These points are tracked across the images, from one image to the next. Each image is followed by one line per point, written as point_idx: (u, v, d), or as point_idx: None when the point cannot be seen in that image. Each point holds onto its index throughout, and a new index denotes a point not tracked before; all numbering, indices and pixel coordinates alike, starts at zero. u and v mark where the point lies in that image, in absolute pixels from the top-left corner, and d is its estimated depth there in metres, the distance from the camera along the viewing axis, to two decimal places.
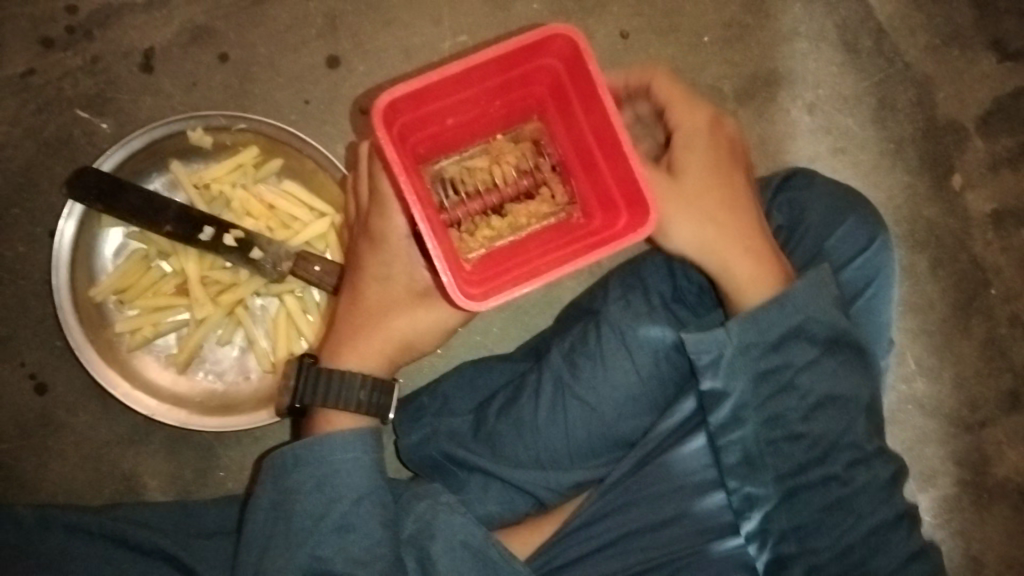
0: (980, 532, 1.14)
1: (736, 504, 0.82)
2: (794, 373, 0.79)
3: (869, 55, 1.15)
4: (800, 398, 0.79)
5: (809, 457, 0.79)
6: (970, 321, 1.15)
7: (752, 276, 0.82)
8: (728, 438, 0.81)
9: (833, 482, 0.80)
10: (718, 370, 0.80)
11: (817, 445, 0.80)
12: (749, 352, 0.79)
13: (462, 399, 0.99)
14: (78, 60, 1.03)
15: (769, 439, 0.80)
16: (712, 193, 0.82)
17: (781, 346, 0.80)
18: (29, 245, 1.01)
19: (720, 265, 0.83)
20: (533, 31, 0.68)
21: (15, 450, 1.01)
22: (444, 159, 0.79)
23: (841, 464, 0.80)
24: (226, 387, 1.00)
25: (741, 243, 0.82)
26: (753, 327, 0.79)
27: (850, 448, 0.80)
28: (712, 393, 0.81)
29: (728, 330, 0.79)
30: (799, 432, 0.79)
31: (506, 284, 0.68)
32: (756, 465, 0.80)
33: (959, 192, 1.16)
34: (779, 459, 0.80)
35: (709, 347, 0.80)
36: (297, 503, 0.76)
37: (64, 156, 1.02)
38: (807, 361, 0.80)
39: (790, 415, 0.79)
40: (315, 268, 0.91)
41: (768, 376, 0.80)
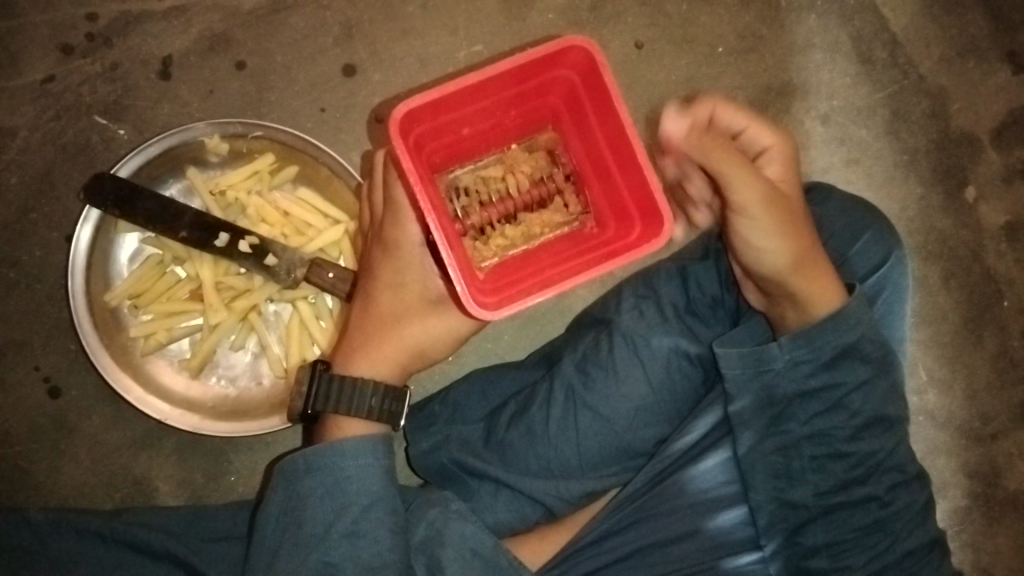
0: (990, 544, 1.14)
1: (765, 520, 0.83)
2: (844, 394, 0.79)
3: (883, 66, 1.15)
4: (849, 416, 0.80)
5: (851, 475, 0.80)
6: (982, 333, 1.15)
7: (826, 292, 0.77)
8: (761, 455, 0.82)
9: (873, 503, 0.81)
10: (750, 390, 0.80)
11: (861, 464, 0.80)
12: (799, 367, 0.78)
13: (473, 406, 0.99)
14: (97, 66, 1.04)
15: (813, 455, 0.81)
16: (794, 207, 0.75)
17: (834, 365, 0.79)
18: (45, 250, 1.02)
19: (805, 283, 0.76)
20: (550, 42, 0.68)
21: (28, 452, 1.01)
22: (458, 168, 0.79)
23: (883, 485, 0.81)
24: (239, 393, 1.00)
25: (819, 258, 0.76)
26: (804, 345, 0.78)
27: (893, 471, 0.81)
28: (745, 410, 0.82)
29: (780, 346, 0.78)
30: (846, 450, 0.80)
31: (520, 293, 0.68)
32: (795, 478, 0.81)
33: (973, 204, 1.15)
34: (821, 476, 0.81)
35: (760, 362, 0.79)
36: (307, 509, 0.76)
37: (82, 162, 1.03)
38: (857, 381, 0.80)
39: (836, 434, 0.80)
40: (329, 275, 0.92)
41: (818, 394, 0.80)
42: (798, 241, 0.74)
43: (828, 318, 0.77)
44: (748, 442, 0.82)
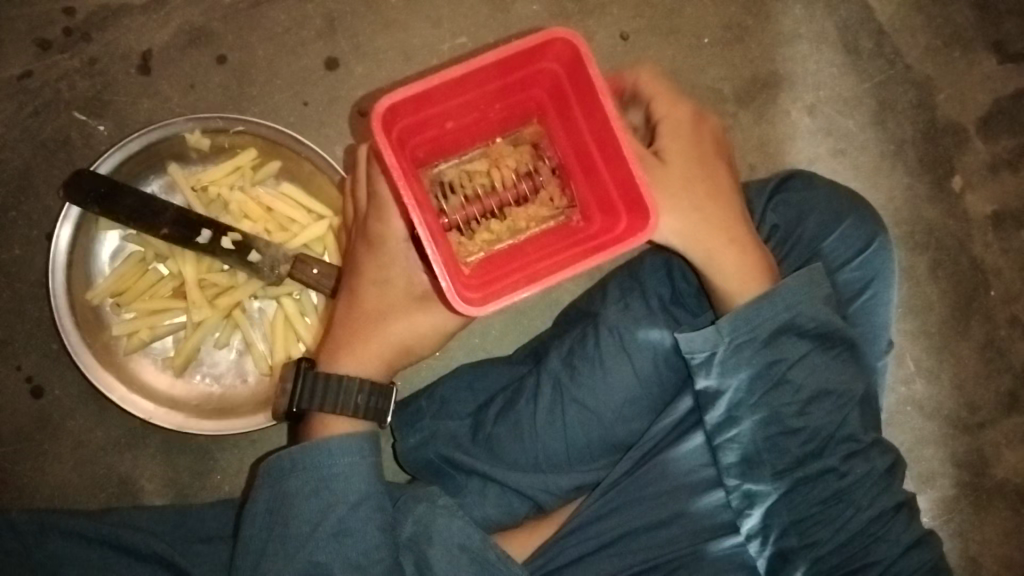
0: (978, 533, 1.14)
1: (736, 502, 0.83)
2: (786, 368, 0.79)
3: (869, 56, 1.15)
4: (794, 392, 0.79)
5: (805, 451, 0.80)
6: (969, 323, 1.15)
7: (741, 274, 0.81)
8: (725, 436, 0.82)
9: (831, 475, 0.80)
10: (707, 368, 0.80)
11: (815, 438, 0.80)
12: (740, 351, 0.79)
13: (461, 400, 0.97)
14: (75, 62, 1.02)
15: (766, 436, 0.80)
16: (697, 179, 0.80)
17: (772, 342, 0.79)
18: (25, 248, 1.01)
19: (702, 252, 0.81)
20: (533, 34, 0.67)
21: (10, 453, 1.00)
22: (443, 162, 0.78)
23: (839, 456, 0.80)
24: (223, 390, 0.99)
25: (723, 227, 0.81)
26: (744, 325, 0.78)
27: (847, 441, 0.81)
28: (706, 391, 0.81)
29: (718, 329, 0.79)
30: (796, 426, 0.79)
31: (506, 289, 0.68)
32: (754, 462, 0.81)
33: (959, 194, 1.15)
34: (776, 455, 0.80)
35: (700, 345, 0.80)
36: (294, 509, 0.75)
37: (61, 158, 1.01)
38: (797, 356, 0.79)
39: (784, 411, 0.79)
40: (313, 271, 0.91)
41: (760, 374, 0.79)
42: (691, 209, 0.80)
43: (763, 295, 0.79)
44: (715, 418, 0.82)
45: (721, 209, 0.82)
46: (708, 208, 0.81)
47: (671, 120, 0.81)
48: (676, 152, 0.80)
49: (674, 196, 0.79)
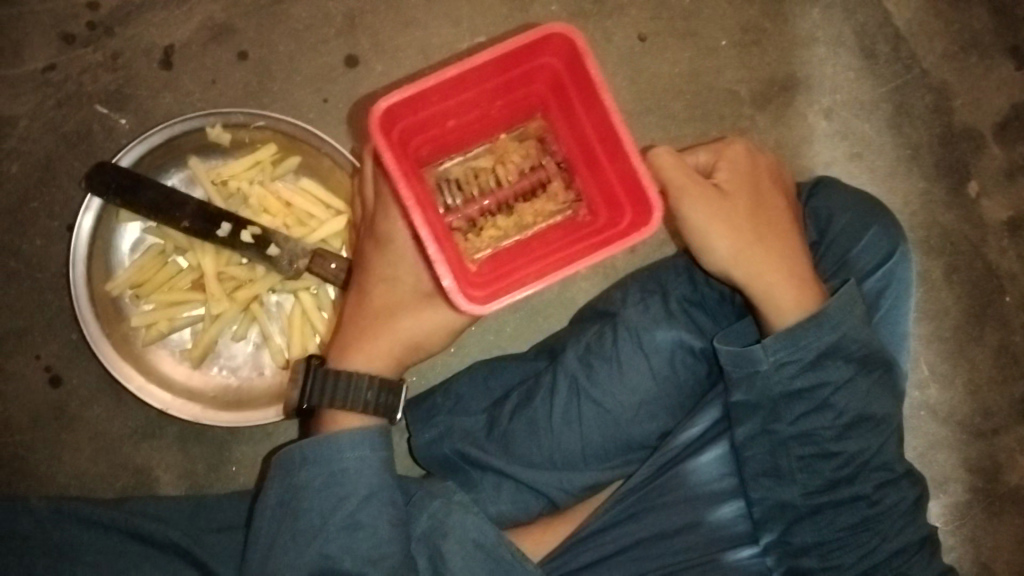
0: (990, 539, 1.14)
1: (759, 513, 0.84)
2: (830, 392, 0.79)
3: (887, 60, 1.15)
4: (834, 416, 0.80)
5: (838, 475, 0.81)
6: (984, 328, 1.15)
7: (792, 297, 0.80)
8: (753, 449, 0.83)
9: (861, 502, 0.81)
10: (743, 386, 0.80)
11: (849, 463, 0.81)
12: (785, 368, 0.79)
13: (476, 398, 0.98)
14: (99, 56, 1.03)
15: (801, 455, 0.81)
16: (757, 215, 0.81)
17: (817, 364, 0.79)
18: (46, 239, 1.02)
19: (756, 282, 0.80)
20: (528, 31, 0.68)
21: (28, 442, 1.01)
22: (448, 160, 0.79)
23: (871, 484, 0.81)
24: (240, 382, 1.00)
25: (774, 253, 0.81)
26: (788, 345, 0.78)
27: (881, 469, 0.82)
28: (741, 404, 0.82)
29: (765, 347, 0.78)
30: (832, 450, 0.80)
31: (511, 285, 0.68)
32: (783, 477, 0.82)
33: (975, 199, 1.15)
34: (809, 475, 0.81)
35: (745, 364, 0.79)
36: (306, 501, 0.76)
37: (83, 151, 1.02)
38: (842, 379, 0.79)
39: (824, 434, 0.80)
40: (331, 265, 0.91)
41: (803, 394, 0.79)
42: (748, 238, 0.80)
43: (810, 318, 0.78)
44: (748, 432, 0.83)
45: (776, 238, 0.81)
46: (764, 237, 0.80)
47: (732, 158, 0.82)
48: (734, 185, 0.81)
49: (731, 226, 0.79)
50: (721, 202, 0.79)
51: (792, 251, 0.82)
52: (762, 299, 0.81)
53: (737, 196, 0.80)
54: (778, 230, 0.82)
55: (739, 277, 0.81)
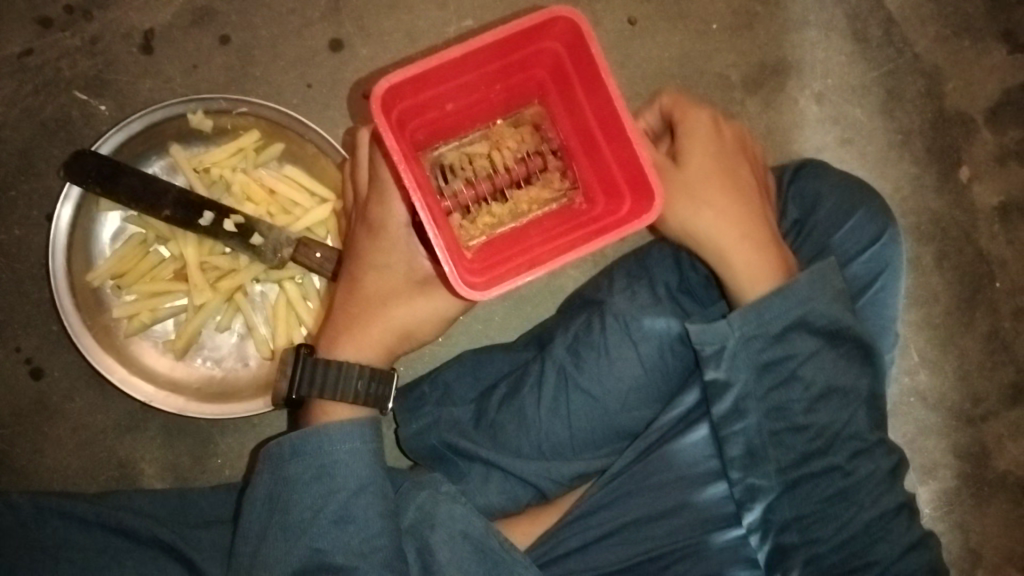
0: (978, 524, 1.14)
1: (738, 495, 0.82)
2: (796, 365, 0.79)
3: (878, 44, 1.14)
4: (803, 389, 0.79)
5: (811, 447, 0.79)
6: (974, 314, 1.14)
7: (754, 273, 0.80)
8: (731, 429, 0.81)
9: (836, 472, 0.80)
10: (715, 362, 0.80)
11: (820, 436, 0.79)
12: (751, 343, 0.78)
13: (464, 387, 0.97)
14: (76, 40, 1.01)
15: (773, 431, 0.80)
16: (712, 184, 0.80)
17: (783, 338, 0.78)
18: (24, 229, 1.00)
19: (719, 259, 0.81)
20: (532, 14, 0.66)
21: (9, 435, 0.99)
22: (443, 145, 0.77)
23: (844, 454, 0.80)
24: (225, 374, 0.99)
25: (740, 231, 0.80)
26: (754, 319, 0.78)
27: (854, 438, 0.80)
28: (716, 381, 0.81)
29: (729, 322, 0.78)
30: (802, 423, 0.79)
31: (509, 273, 0.67)
32: (758, 457, 0.80)
33: (966, 184, 1.15)
34: (782, 452, 0.80)
35: (713, 338, 0.79)
36: (295, 493, 0.75)
37: (62, 138, 1.00)
38: (808, 352, 0.79)
39: (792, 408, 0.79)
40: (316, 254, 0.90)
41: (773, 367, 0.79)
42: (713, 216, 0.80)
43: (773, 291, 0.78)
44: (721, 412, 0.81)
45: (740, 211, 0.80)
46: (725, 211, 0.80)
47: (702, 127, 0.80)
48: (700, 159, 0.80)
49: (693, 203, 0.80)
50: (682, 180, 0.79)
51: (756, 223, 0.81)
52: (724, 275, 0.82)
53: (701, 170, 0.79)
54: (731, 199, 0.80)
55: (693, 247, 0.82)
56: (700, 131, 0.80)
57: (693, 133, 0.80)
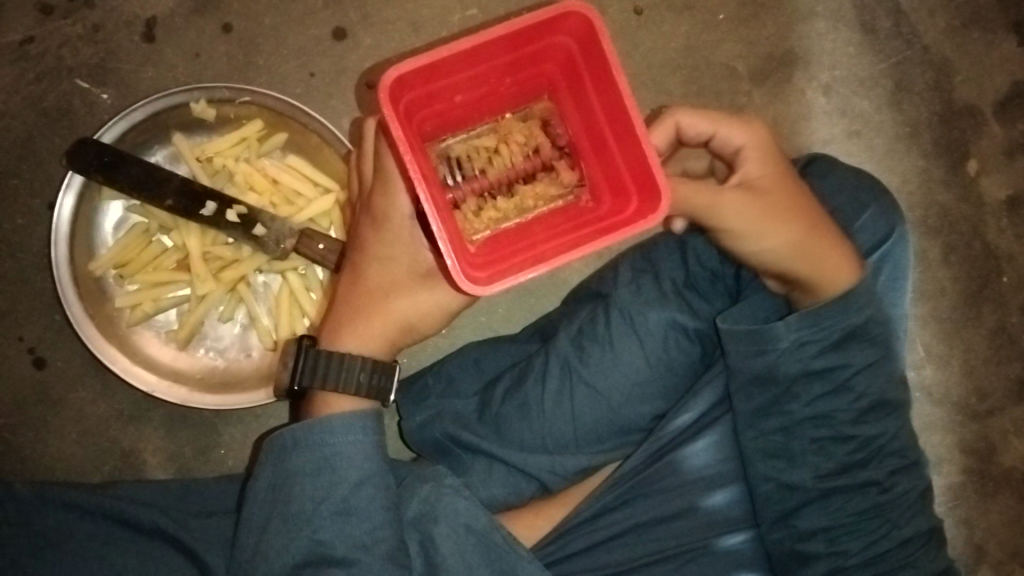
0: (983, 520, 1.13)
1: (768, 492, 0.83)
2: (850, 374, 0.78)
3: (886, 35, 1.13)
4: (853, 399, 0.79)
5: (852, 459, 0.80)
6: (980, 309, 1.13)
7: (829, 273, 0.76)
8: (760, 429, 0.82)
9: (873, 487, 0.80)
10: (752, 364, 0.78)
11: (863, 448, 0.80)
12: (805, 348, 0.76)
13: (468, 379, 0.97)
14: (78, 28, 1.00)
15: (814, 438, 0.80)
16: (781, 202, 0.73)
17: (841, 345, 0.77)
18: (27, 218, 1.00)
19: (810, 269, 0.75)
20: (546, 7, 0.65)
21: (13, 424, 0.99)
22: (451, 137, 0.77)
23: (885, 470, 0.80)
24: (227, 365, 0.98)
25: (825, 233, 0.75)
26: (811, 324, 0.75)
27: (895, 455, 0.81)
28: (743, 384, 0.80)
29: (787, 325, 0.75)
30: (848, 433, 0.80)
31: (512, 269, 0.66)
32: (795, 458, 0.81)
33: (974, 178, 1.14)
34: (822, 458, 0.80)
35: (764, 341, 0.77)
36: (296, 485, 0.74)
37: (65, 126, 1.00)
38: (864, 362, 0.78)
39: (839, 417, 0.79)
40: (319, 246, 0.89)
41: (822, 375, 0.78)
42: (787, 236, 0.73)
43: (839, 297, 0.75)
44: (747, 420, 0.82)
45: (804, 225, 0.74)
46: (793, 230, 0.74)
47: (756, 141, 0.72)
48: (766, 178, 0.72)
49: (777, 221, 0.73)
50: (761, 204, 0.72)
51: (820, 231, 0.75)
52: (815, 282, 0.76)
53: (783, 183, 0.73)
54: (796, 211, 0.74)
55: (792, 267, 0.75)
56: (743, 148, 0.73)
57: (750, 153, 0.72)
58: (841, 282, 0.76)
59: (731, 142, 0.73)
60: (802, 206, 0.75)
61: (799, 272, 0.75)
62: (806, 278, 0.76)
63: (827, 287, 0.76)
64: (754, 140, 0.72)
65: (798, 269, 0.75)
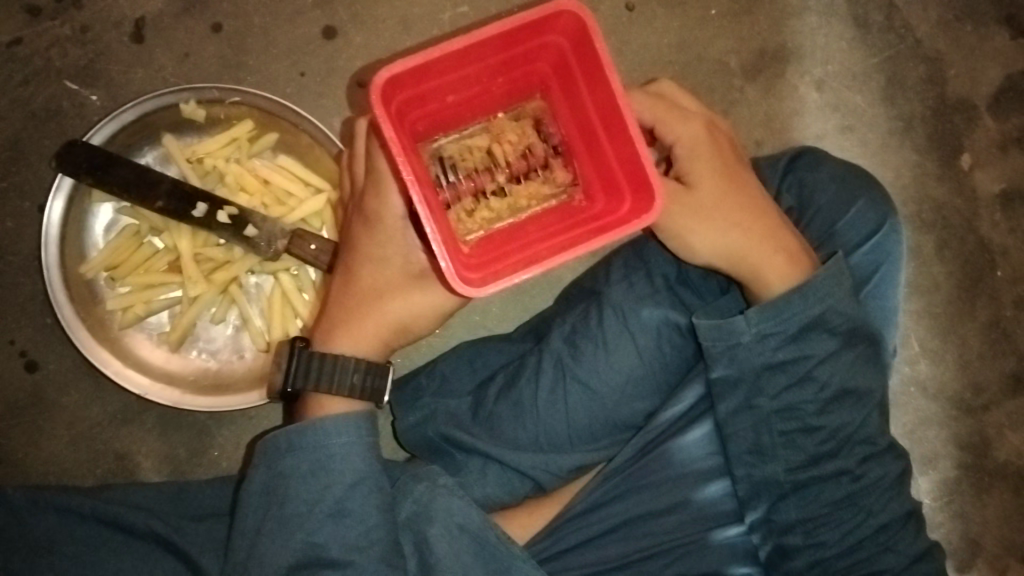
0: (979, 514, 1.14)
1: (743, 492, 0.83)
2: (813, 365, 0.78)
3: (879, 30, 1.12)
4: (818, 389, 0.78)
5: (821, 450, 0.79)
6: (975, 303, 1.13)
7: (769, 270, 0.78)
8: (738, 423, 0.81)
9: (845, 476, 0.80)
10: (725, 360, 0.78)
11: (832, 438, 0.79)
12: (766, 341, 0.77)
13: (461, 379, 0.96)
14: (66, 29, 1.00)
15: (783, 431, 0.80)
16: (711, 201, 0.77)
17: (800, 337, 0.77)
18: (17, 220, 0.99)
19: (743, 267, 0.79)
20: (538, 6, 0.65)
21: (5, 429, 0.99)
22: (443, 137, 0.76)
23: (855, 458, 0.80)
24: (220, 366, 0.98)
25: (768, 232, 0.79)
26: (771, 317, 0.76)
27: (864, 443, 0.81)
28: (724, 379, 0.80)
29: (747, 319, 0.76)
30: (815, 425, 0.79)
31: (507, 269, 0.66)
32: (767, 454, 0.81)
33: (968, 171, 1.13)
34: (791, 452, 0.80)
35: (726, 336, 0.77)
36: (291, 488, 0.74)
37: (54, 128, 0.99)
38: (825, 353, 0.78)
39: (806, 408, 0.79)
40: (311, 246, 0.89)
41: (785, 367, 0.78)
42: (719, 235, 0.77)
43: (794, 289, 0.76)
44: (727, 410, 0.81)
45: (737, 225, 0.78)
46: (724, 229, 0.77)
47: (688, 141, 0.75)
48: (706, 174, 0.77)
49: (704, 221, 0.77)
50: (687, 203, 0.76)
51: (755, 230, 0.78)
52: (754, 280, 0.79)
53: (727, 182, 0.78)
54: (728, 210, 0.77)
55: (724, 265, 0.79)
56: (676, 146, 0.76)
57: (683, 151, 0.76)
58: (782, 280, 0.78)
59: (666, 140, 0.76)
60: (738, 203, 0.78)
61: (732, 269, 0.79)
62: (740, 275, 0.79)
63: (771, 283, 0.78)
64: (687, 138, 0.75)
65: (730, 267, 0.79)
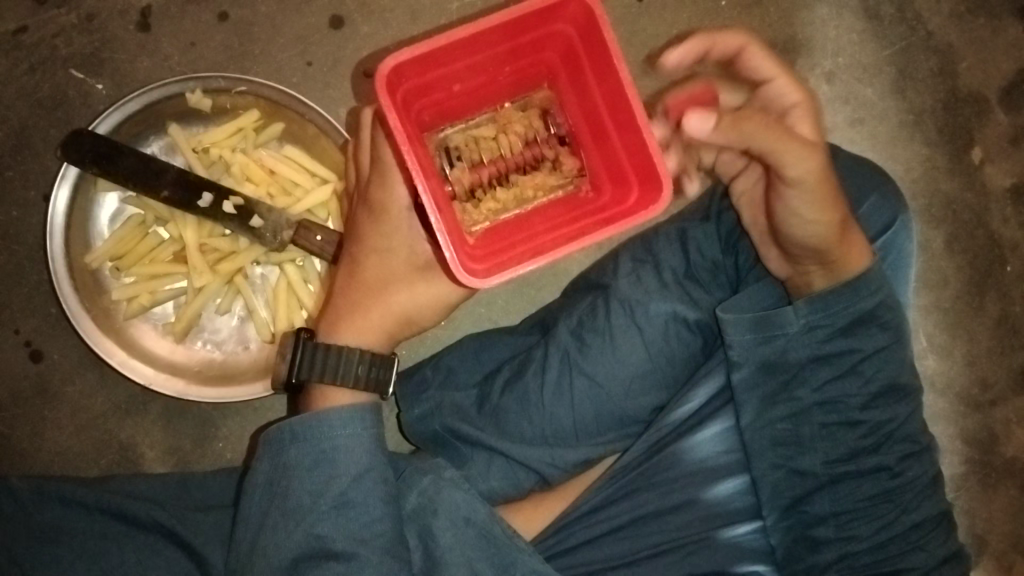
0: (985, 511, 1.13)
1: (766, 491, 0.83)
2: (859, 359, 0.77)
3: (890, 22, 1.11)
4: (862, 383, 0.78)
5: (862, 445, 0.79)
6: (984, 299, 1.13)
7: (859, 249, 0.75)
8: (768, 420, 0.81)
9: (884, 473, 0.79)
10: (757, 355, 0.79)
11: (873, 433, 0.79)
12: (814, 333, 0.77)
13: (466, 371, 0.96)
14: (72, 17, 0.99)
15: (823, 424, 0.79)
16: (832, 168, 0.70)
17: (851, 331, 0.77)
18: (22, 209, 0.99)
19: (845, 244, 0.73)
20: None
21: (11, 418, 0.99)
22: (449, 127, 0.76)
23: (895, 455, 0.79)
24: (225, 357, 0.98)
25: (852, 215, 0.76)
26: (819, 309, 0.75)
27: (905, 441, 0.79)
28: (746, 380, 0.81)
29: (795, 309, 0.76)
30: (858, 419, 0.78)
31: (512, 260, 0.65)
32: (804, 446, 0.80)
33: (978, 166, 1.12)
34: (831, 444, 0.79)
35: (776, 326, 0.77)
36: (294, 480, 0.74)
37: (59, 117, 0.99)
38: (876, 347, 0.77)
39: (849, 402, 0.78)
40: (316, 237, 0.88)
41: (831, 359, 0.77)
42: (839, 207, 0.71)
43: (845, 283, 0.75)
44: (752, 413, 0.82)
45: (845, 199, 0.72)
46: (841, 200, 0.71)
47: (806, 104, 0.74)
48: (814, 138, 0.73)
49: (837, 190, 0.70)
50: (829, 167, 0.68)
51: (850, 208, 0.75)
52: (846, 258, 0.74)
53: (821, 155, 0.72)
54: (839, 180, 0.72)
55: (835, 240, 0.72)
56: (792, 107, 0.74)
57: (798, 114, 0.74)
58: (854, 265, 0.75)
59: (784, 99, 0.74)
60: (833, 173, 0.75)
61: (835, 245, 0.73)
62: (842, 252, 0.74)
63: (850, 265, 0.75)
64: (804, 101, 0.74)
65: (837, 242, 0.73)
